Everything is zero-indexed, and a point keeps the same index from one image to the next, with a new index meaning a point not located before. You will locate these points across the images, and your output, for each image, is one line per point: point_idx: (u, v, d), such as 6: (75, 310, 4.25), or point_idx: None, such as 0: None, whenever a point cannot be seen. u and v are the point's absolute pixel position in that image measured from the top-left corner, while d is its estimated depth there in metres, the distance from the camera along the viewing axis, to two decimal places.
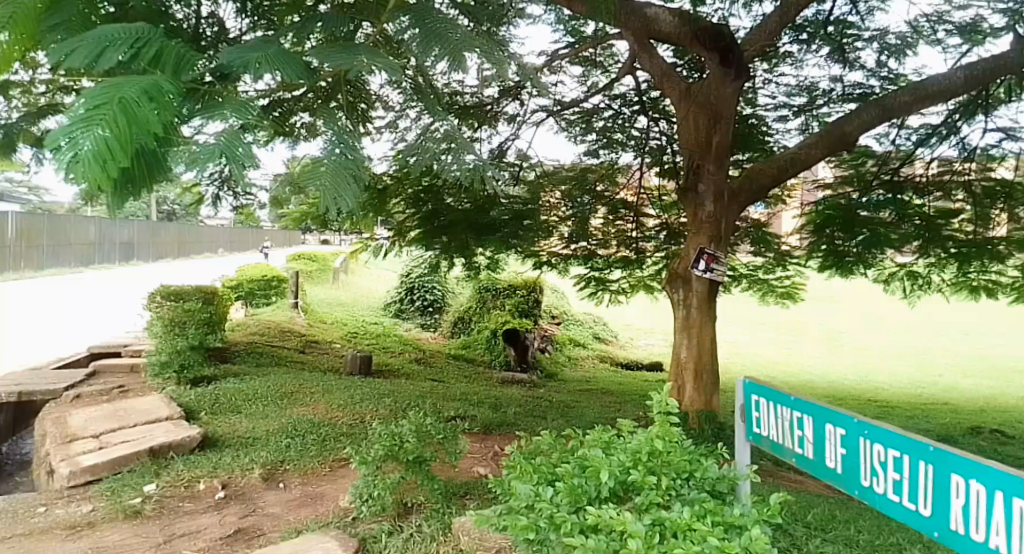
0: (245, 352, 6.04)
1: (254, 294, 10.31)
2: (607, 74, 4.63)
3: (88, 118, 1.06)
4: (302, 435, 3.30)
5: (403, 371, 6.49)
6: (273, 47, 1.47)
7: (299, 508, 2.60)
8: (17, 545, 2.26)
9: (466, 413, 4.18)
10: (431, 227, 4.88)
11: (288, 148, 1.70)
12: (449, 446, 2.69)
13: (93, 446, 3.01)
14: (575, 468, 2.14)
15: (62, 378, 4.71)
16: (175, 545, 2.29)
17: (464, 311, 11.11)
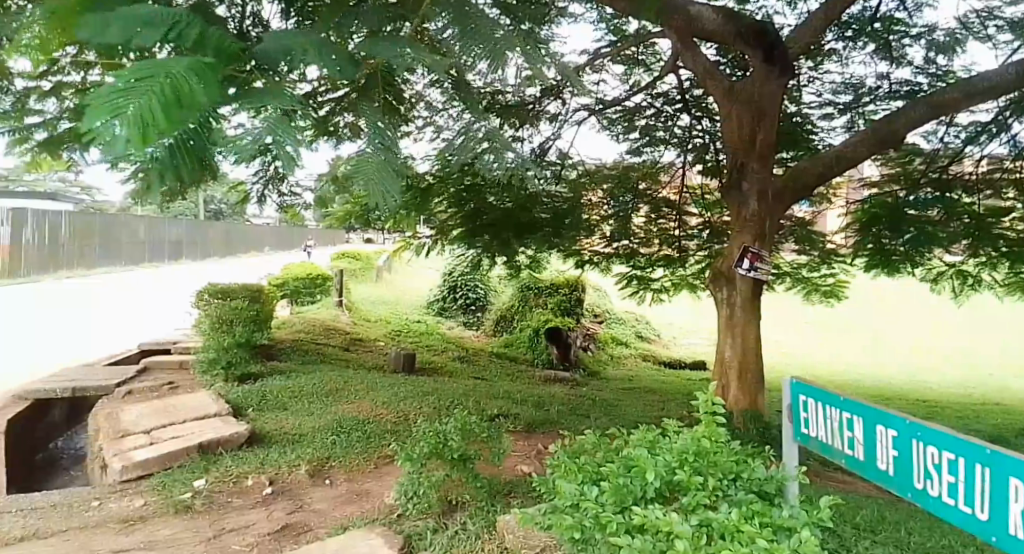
0: (291, 349, 6.12)
1: (300, 292, 10.44)
2: (650, 72, 4.58)
3: (133, 88, 1.00)
4: (347, 432, 3.31)
5: (447, 370, 6.49)
6: (311, 35, 1.48)
7: (344, 505, 2.61)
8: (72, 537, 2.30)
9: (510, 412, 4.18)
10: (473, 227, 4.80)
11: (333, 148, 1.62)
12: (493, 445, 2.68)
13: (144, 441, 3.06)
14: (620, 468, 2.10)
15: (115, 375, 4.81)
16: (224, 540, 2.31)
17: (507, 310, 11.10)
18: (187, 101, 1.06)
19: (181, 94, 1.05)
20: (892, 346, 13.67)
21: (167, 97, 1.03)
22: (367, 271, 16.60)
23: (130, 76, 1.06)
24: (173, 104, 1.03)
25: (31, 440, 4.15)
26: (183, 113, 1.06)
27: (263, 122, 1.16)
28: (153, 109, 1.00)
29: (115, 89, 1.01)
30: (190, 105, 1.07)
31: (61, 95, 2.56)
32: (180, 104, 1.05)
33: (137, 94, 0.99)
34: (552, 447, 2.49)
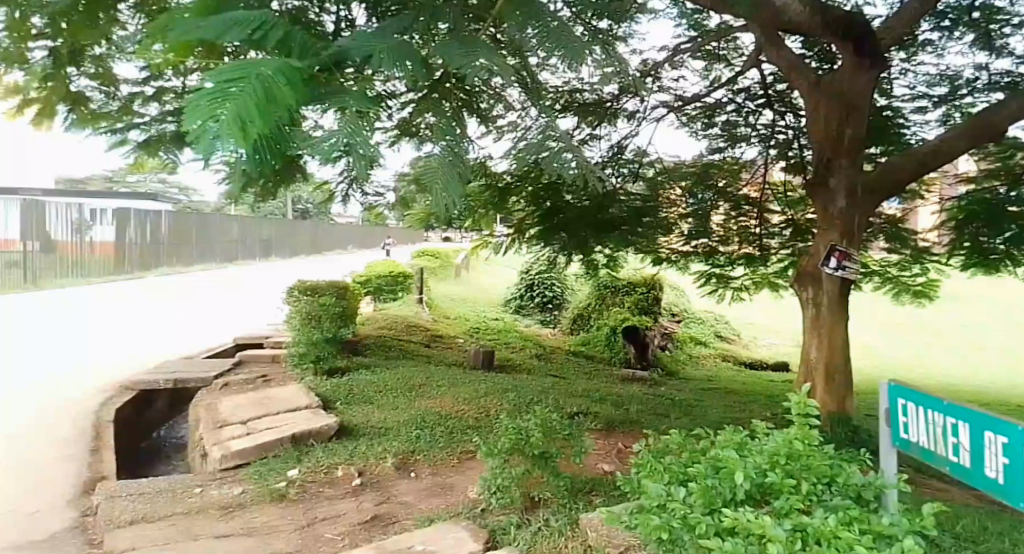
0: (374, 344, 6.28)
1: (381, 290, 10.64)
2: (731, 67, 4.35)
3: (229, 86, 1.10)
4: (430, 427, 3.37)
5: (523, 366, 6.56)
6: (396, 40, 1.58)
7: (430, 498, 2.66)
8: (179, 521, 2.41)
9: (589, 410, 4.17)
10: (550, 226, 4.78)
11: (414, 148, 1.69)
12: (575, 443, 2.57)
13: (241, 431, 3.19)
14: (708, 468, 1.84)
15: (210, 367, 5.01)
16: (318, 528, 2.38)
17: (585, 308, 11.32)
18: (276, 99, 1.15)
19: (272, 95, 1.15)
20: (977, 348, 13.13)
21: (259, 97, 1.12)
22: (445, 267, 16.96)
23: (225, 76, 1.16)
24: (262, 101, 1.12)
25: (136, 429, 4.38)
26: (274, 113, 1.15)
27: (343, 123, 1.24)
28: (249, 109, 1.09)
29: (211, 92, 1.09)
30: (279, 102, 1.17)
31: (161, 100, 2.59)
32: (270, 100, 1.15)
33: (237, 96, 1.09)
34: (634, 446, 2.24)
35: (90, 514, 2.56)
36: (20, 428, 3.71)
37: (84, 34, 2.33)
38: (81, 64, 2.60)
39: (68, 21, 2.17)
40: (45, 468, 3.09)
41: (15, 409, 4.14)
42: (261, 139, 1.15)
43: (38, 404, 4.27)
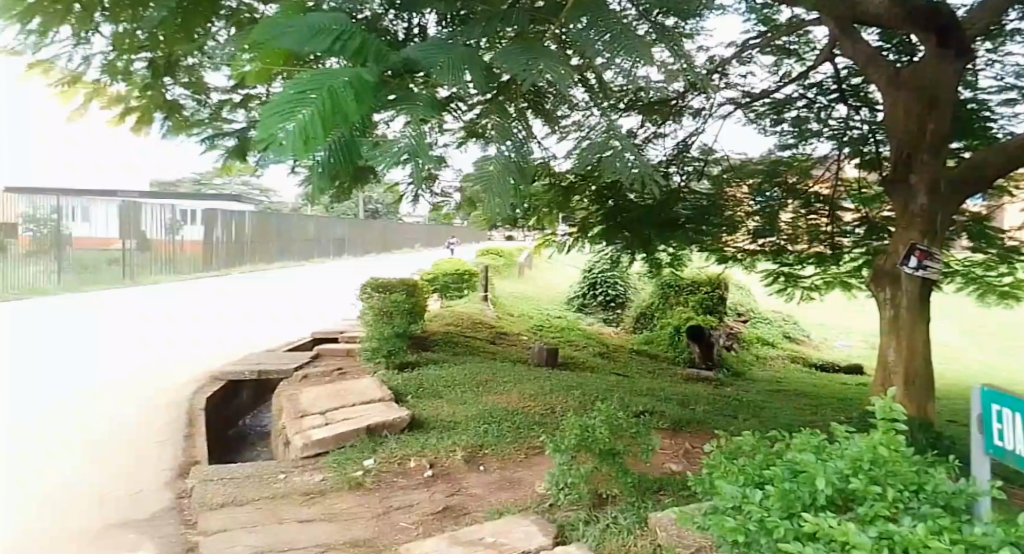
0: (442, 340, 6.41)
1: (449, 287, 10.85)
2: (802, 62, 4.22)
3: (305, 97, 1.39)
4: (498, 422, 3.42)
5: (587, 364, 6.57)
6: (458, 48, 1.79)
7: (499, 491, 2.71)
8: (264, 506, 2.54)
9: (655, 409, 4.16)
10: (614, 225, 4.80)
11: (481, 148, 1.81)
12: (642, 441, 2.55)
13: (320, 421, 3.34)
14: (786, 472, 1.71)
15: (286, 361, 5.22)
16: (393, 517, 2.47)
17: (648, 307, 11.49)
18: (340, 108, 1.42)
19: (337, 106, 1.42)
20: None
21: (327, 102, 1.40)
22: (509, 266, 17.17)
23: (304, 86, 1.44)
24: (328, 112, 1.39)
25: (225, 417, 4.63)
26: (338, 120, 1.43)
27: (405, 135, 1.55)
28: (315, 119, 1.36)
29: (291, 98, 1.40)
30: (342, 111, 1.43)
31: (246, 105, 2.72)
32: (335, 111, 1.41)
33: (310, 101, 1.37)
34: (704, 447, 2.12)
35: (185, 496, 2.72)
36: (115, 414, 3.99)
37: (177, 46, 2.46)
38: (178, 74, 2.77)
39: (169, 34, 2.33)
40: (143, 452, 3.31)
41: (110, 396, 4.45)
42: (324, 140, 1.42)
43: (131, 392, 4.57)
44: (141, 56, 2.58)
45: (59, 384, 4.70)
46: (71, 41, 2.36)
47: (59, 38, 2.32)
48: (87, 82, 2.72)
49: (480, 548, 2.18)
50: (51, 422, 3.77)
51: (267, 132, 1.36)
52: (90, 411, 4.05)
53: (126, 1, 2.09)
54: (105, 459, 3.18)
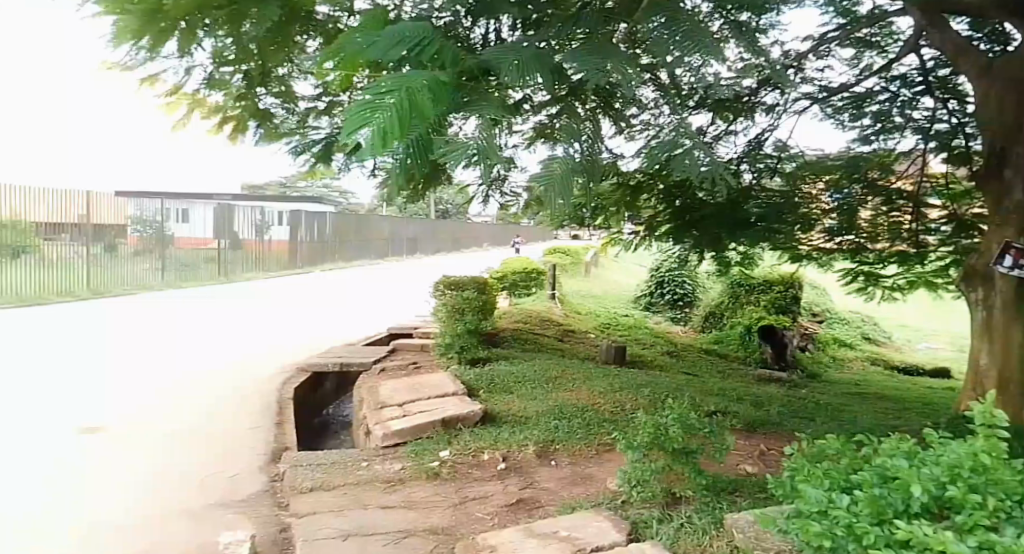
0: (511, 337, 6.53)
1: (517, 285, 11.03)
2: (885, 53, 3.95)
3: (386, 96, 1.55)
4: (568, 418, 3.47)
5: (655, 363, 6.55)
6: (536, 52, 1.89)
7: (572, 486, 2.75)
8: (348, 491, 2.68)
9: (728, 409, 4.11)
10: (682, 223, 4.76)
11: (549, 149, 1.89)
12: (716, 440, 2.50)
13: (398, 413, 3.47)
14: (875, 477, 1.67)
15: (361, 354, 5.44)
16: (469, 507, 2.56)
17: (716, 305, 11.27)
18: (418, 104, 1.57)
19: (414, 105, 1.57)
20: None
21: (405, 104, 1.55)
22: (576, 265, 17.23)
23: (386, 87, 1.59)
24: (406, 110, 1.54)
25: (311, 406, 4.86)
26: (415, 115, 1.57)
27: (481, 135, 1.68)
28: (393, 117, 1.51)
29: (371, 101, 1.54)
30: (420, 107, 1.58)
31: (331, 112, 2.92)
32: (412, 108, 1.56)
33: (387, 107, 1.51)
34: (785, 448, 2.08)
35: (277, 480, 2.88)
36: (205, 401, 4.27)
37: (269, 57, 2.65)
38: (269, 84, 2.96)
39: (265, 44, 2.51)
40: (236, 437, 3.53)
41: (201, 384, 4.76)
42: (402, 132, 1.56)
43: (218, 381, 4.88)
44: (236, 69, 2.77)
45: (157, 373, 5.07)
46: (177, 57, 2.54)
47: (168, 53, 2.48)
48: (188, 94, 2.92)
49: (554, 541, 2.21)
50: (149, 409, 4.07)
51: (353, 126, 1.49)
52: (183, 398, 4.35)
53: (230, 21, 2.26)
54: (197, 443, 3.41)
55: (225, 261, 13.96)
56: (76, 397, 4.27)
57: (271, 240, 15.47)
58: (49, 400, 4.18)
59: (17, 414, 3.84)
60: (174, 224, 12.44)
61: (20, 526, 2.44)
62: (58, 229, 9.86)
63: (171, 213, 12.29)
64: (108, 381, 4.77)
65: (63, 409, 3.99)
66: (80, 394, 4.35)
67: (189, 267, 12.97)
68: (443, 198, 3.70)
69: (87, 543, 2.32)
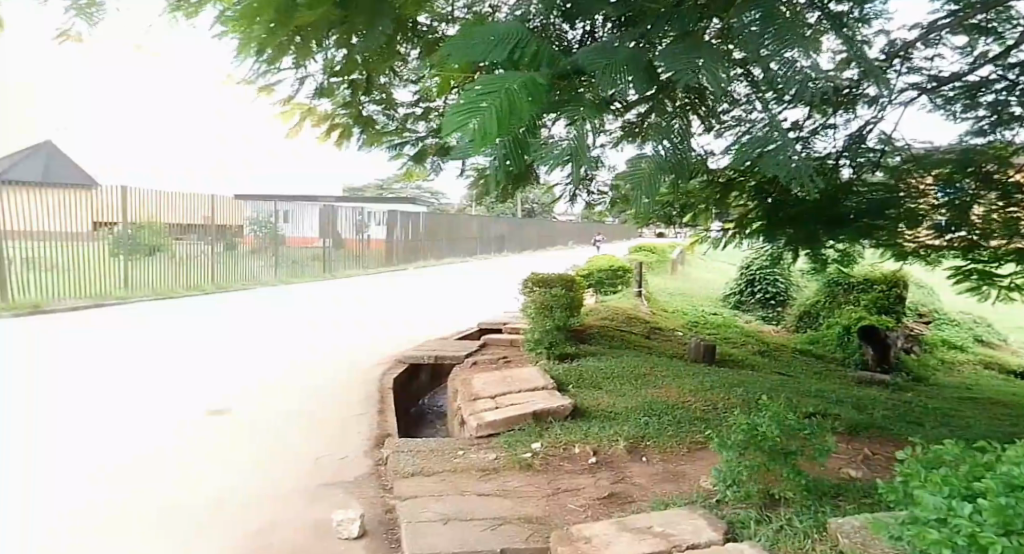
0: (598, 334, 6.56)
1: (603, 283, 11.05)
2: (1003, 40, 3.65)
3: (486, 98, 1.60)
4: (658, 415, 3.48)
5: (747, 362, 6.37)
6: (624, 54, 1.92)
7: (664, 483, 2.76)
8: (445, 478, 2.80)
9: (828, 411, 3.98)
10: (775, 221, 4.65)
11: (637, 148, 1.91)
12: (817, 442, 2.42)
13: (491, 405, 3.60)
14: (1002, 486, 1.59)
15: (449, 348, 5.63)
16: (562, 498, 2.62)
17: (812, 304, 11.05)
18: (514, 105, 1.61)
19: (513, 107, 1.61)
20: None
21: (503, 109, 1.59)
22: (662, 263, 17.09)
23: (484, 89, 1.64)
24: (503, 111, 1.59)
25: (407, 396, 5.08)
26: (513, 117, 1.62)
27: (575, 131, 1.74)
28: (491, 119, 1.56)
29: (469, 104, 1.59)
30: (517, 108, 1.62)
31: (427, 117, 3.16)
32: (510, 109, 1.61)
33: (485, 108, 1.56)
34: (897, 452, 2.01)
35: (382, 464, 3.05)
36: (301, 389, 4.54)
37: (375, 67, 2.84)
38: (372, 93, 3.23)
39: (372, 55, 2.66)
40: (341, 424, 3.74)
41: (296, 372, 5.07)
42: (501, 133, 1.61)
43: (310, 370, 5.18)
44: (344, 79, 3.00)
45: (258, 362, 5.44)
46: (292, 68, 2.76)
47: (286, 67, 2.74)
48: (299, 103, 3.16)
49: (649, 536, 2.23)
50: (251, 395, 4.36)
51: (456, 128, 1.58)
52: (281, 385, 4.64)
53: (344, 36, 2.44)
54: (297, 428, 3.65)
55: (328, 259, 15.18)
56: (200, 381, 4.68)
57: (370, 240, 16.70)
58: (176, 384, 4.60)
59: (157, 396, 4.28)
60: (286, 225, 13.66)
61: (161, 498, 2.72)
62: (187, 229, 11.09)
63: (282, 214, 13.50)
64: (222, 367, 5.18)
65: (186, 393, 4.37)
66: (200, 379, 4.77)
67: (296, 265, 14.13)
68: (530, 198, 3.79)
69: (214, 519, 2.53)
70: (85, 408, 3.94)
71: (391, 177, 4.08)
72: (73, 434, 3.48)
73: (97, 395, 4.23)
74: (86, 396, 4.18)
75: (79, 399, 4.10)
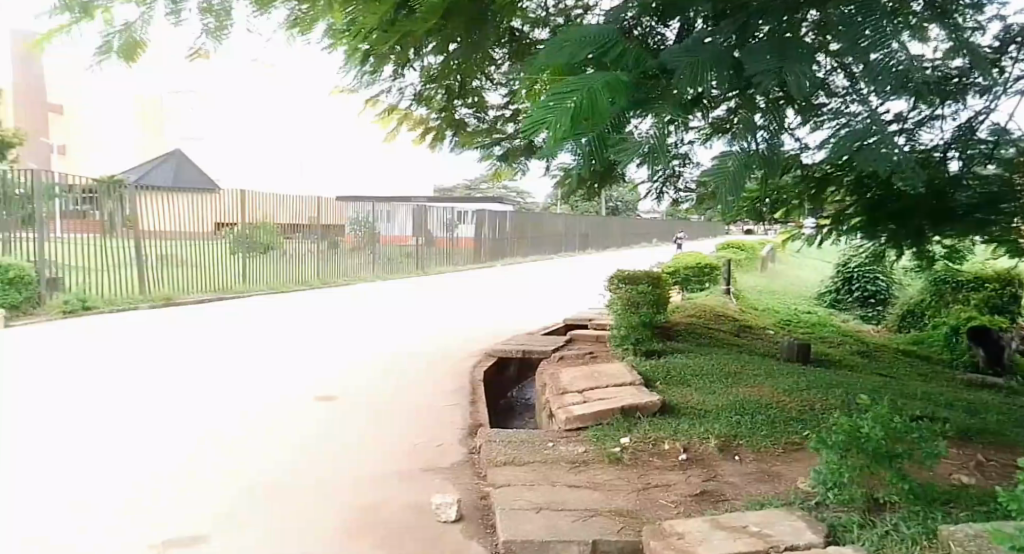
0: (685, 331, 6.49)
1: (690, 280, 10.96)
2: None
3: (569, 97, 1.67)
4: (752, 414, 3.44)
5: (844, 362, 6.10)
6: (707, 50, 1.91)
7: (759, 482, 2.73)
8: (537, 468, 2.89)
9: (935, 414, 3.78)
10: (875, 216, 4.47)
11: (725, 142, 1.89)
12: (926, 446, 2.31)
13: (579, 399, 3.66)
14: None
15: (535, 343, 5.75)
16: (653, 493, 2.65)
17: (916, 304, 10.38)
18: (596, 103, 1.68)
19: (594, 105, 1.68)
20: None
21: (585, 105, 1.66)
22: (751, 260, 16.60)
23: (567, 87, 1.72)
24: (584, 110, 1.66)
25: (496, 388, 5.24)
26: (596, 113, 1.69)
27: None
28: (573, 117, 1.64)
29: (554, 103, 1.68)
30: (599, 106, 1.68)
31: (517, 119, 3.23)
32: (592, 107, 1.67)
33: (568, 105, 1.64)
34: None
35: (472, 454, 3.17)
36: (392, 378, 4.77)
37: (468, 71, 2.93)
38: (466, 97, 3.32)
39: (465, 61, 2.76)
40: (430, 413, 3.89)
41: (386, 362, 5.34)
42: (582, 129, 1.69)
43: (398, 360, 5.44)
44: (439, 87, 3.15)
45: (349, 351, 5.77)
46: (389, 79, 3.00)
47: (385, 77, 2.95)
48: (399, 110, 3.40)
49: (743, 534, 2.21)
50: (345, 383, 4.62)
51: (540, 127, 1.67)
52: (373, 374, 4.90)
53: (439, 44, 2.56)
54: (389, 416, 3.83)
55: (421, 257, 15.76)
56: (301, 369, 5.02)
57: (460, 238, 17.31)
58: (277, 371, 4.96)
59: (260, 381, 4.64)
60: (383, 224, 14.39)
61: (272, 477, 2.95)
62: (296, 229, 12.15)
63: (380, 214, 14.27)
64: (317, 356, 5.53)
65: (286, 380, 4.69)
66: (299, 367, 5.11)
67: (391, 261, 14.81)
68: (617, 195, 3.84)
69: (317, 498, 2.71)
70: (205, 392, 4.33)
71: (485, 177, 4.24)
72: (195, 418, 3.82)
73: (213, 382, 4.61)
74: (204, 383, 4.57)
75: (199, 385, 4.52)
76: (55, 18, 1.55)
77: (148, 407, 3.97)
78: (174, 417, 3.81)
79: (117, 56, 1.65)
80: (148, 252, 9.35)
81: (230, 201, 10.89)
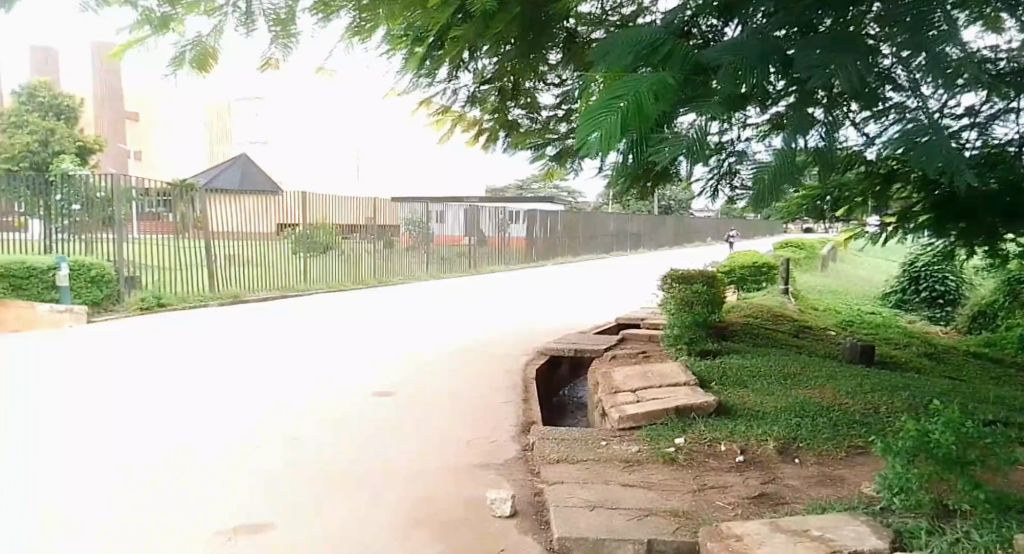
0: (741, 331, 6.36)
1: (746, 279, 10.75)
2: None
3: (615, 103, 1.70)
4: (812, 417, 3.35)
5: (911, 364, 5.86)
6: (753, 47, 1.86)
7: (820, 486, 2.66)
8: (591, 466, 2.89)
9: (1011, 420, 3.60)
10: (943, 213, 4.28)
11: (782, 139, 1.84)
12: (1002, 451, 2.21)
13: (632, 399, 3.64)
14: None
15: (587, 341, 5.75)
16: (709, 494, 2.61)
17: (988, 304, 9.85)
18: (643, 107, 1.70)
19: (642, 108, 1.70)
20: None
21: (633, 110, 1.68)
22: (811, 259, 16.09)
23: (614, 92, 1.75)
24: (631, 115, 1.68)
25: (548, 387, 5.27)
26: (644, 117, 1.71)
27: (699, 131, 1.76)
28: (620, 121, 1.67)
29: (603, 108, 1.72)
30: (646, 110, 1.70)
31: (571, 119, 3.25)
32: (638, 111, 1.70)
33: (616, 111, 1.67)
34: None
35: (521, 452, 3.19)
36: (443, 374, 4.86)
37: (521, 71, 2.95)
38: (518, 98, 3.38)
39: (521, 61, 2.80)
40: (479, 409, 3.95)
41: (437, 359, 5.44)
42: (629, 134, 1.72)
43: (449, 357, 5.54)
44: (495, 86, 3.21)
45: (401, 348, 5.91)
46: (445, 81, 3.05)
47: (438, 79, 2.98)
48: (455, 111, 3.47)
49: (804, 537, 2.16)
50: (397, 379, 4.74)
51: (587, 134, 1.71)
52: (423, 370, 5.01)
53: (497, 46, 2.59)
54: (439, 411, 3.90)
55: (473, 256, 15.94)
56: (355, 365, 5.17)
57: (512, 239, 17.43)
58: (330, 367, 5.12)
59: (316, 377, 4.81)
60: (436, 224, 14.61)
61: (331, 468, 3.05)
62: (353, 229, 12.46)
63: (433, 214, 14.48)
64: (370, 353, 5.69)
65: (340, 375, 4.85)
66: (351, 363, 5.28)
67: (444, 261, 15.03)
68: (671, 193, 3.81)
69: (371, 489, 2.80)
70: (265, 386, 4.53)
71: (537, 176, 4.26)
72: (255, 411, 3.97)
73: (273, 377, 4.79)
74: (263, 378, 4.77)
75: (260, 379, 4.72)
76: (135, 32, 1.63)
77: (214, 400, 4.18)
78: (236, 410, 3.98)
79: (190, 67, 1.73)
80: (216, 250, 9.80)
81: (293, 203, 11.27)
